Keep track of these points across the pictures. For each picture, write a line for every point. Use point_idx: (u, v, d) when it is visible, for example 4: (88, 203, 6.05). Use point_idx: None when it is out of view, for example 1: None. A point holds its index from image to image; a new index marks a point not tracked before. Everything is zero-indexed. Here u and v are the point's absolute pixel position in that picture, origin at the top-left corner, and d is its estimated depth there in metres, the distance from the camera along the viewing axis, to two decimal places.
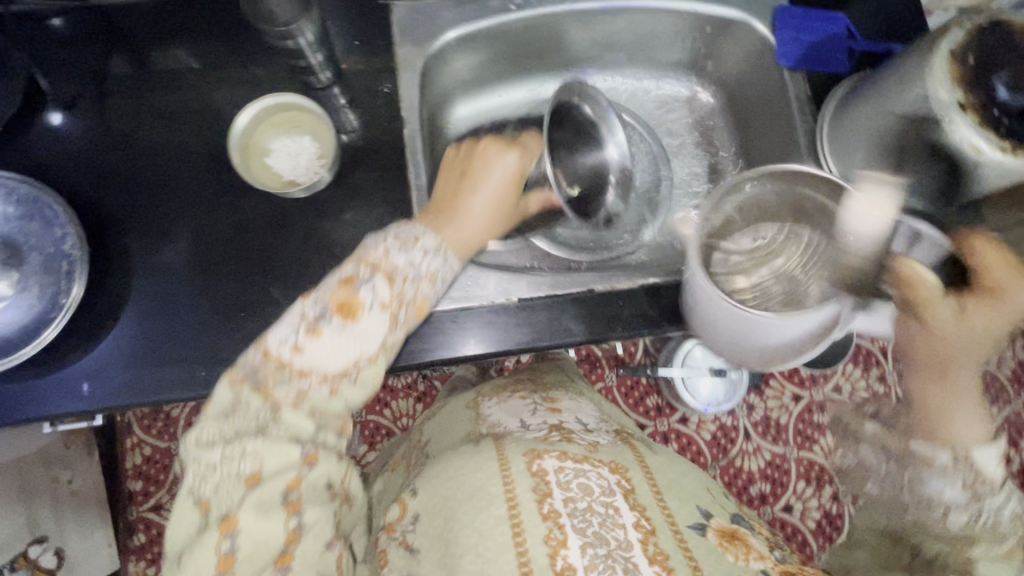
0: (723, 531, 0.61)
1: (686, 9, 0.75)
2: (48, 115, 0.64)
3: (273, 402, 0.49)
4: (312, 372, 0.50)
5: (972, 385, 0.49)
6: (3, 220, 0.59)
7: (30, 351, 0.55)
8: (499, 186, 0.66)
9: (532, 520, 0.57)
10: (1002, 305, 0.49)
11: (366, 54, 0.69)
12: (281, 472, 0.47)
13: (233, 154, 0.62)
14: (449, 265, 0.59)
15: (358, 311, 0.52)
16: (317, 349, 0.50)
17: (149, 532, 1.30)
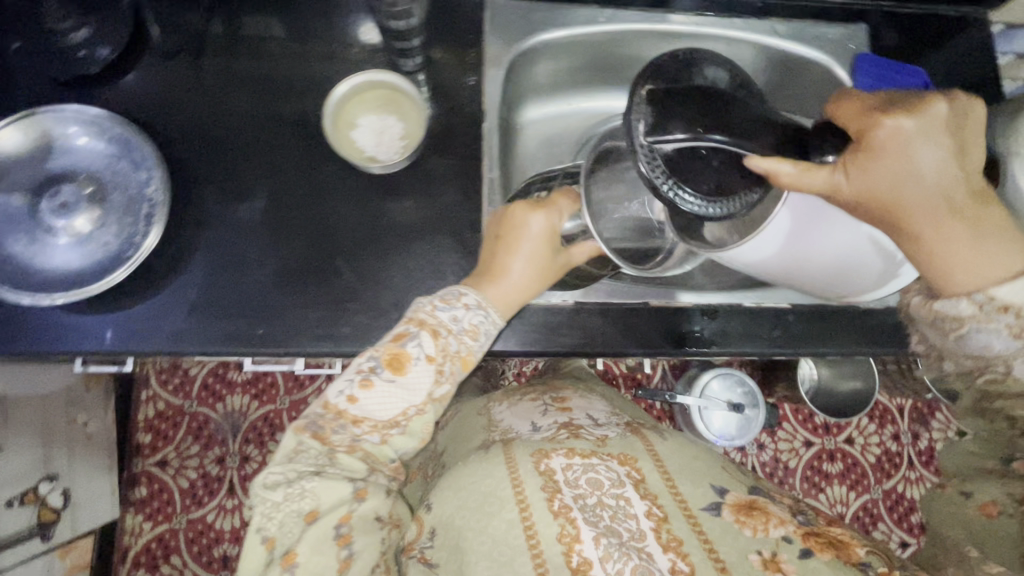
0: (740, 504, 0.59)
1: (768, 43, 0.76)
2: (148, 61, 0.67)
3: (330, 447, 0.54)
4: (366, 421, 0.56)
5: (952, 221, 0.45)
6: (94, 155, 0.61)
7: (101, 287, 0.56)
8: (537, 243, 0.61)
9: (546, 519, 0.57)
10: (902, 137, 0.44)
11: (457, 44, 0.70)
12: (336, 507, 0.53)
13: (325, 126, 0.63)
14: (492, 319, 0.60)
15: (406, 365, 0.56)
16: (368, 401, 0.55)
17: (152, 487, 1.31)
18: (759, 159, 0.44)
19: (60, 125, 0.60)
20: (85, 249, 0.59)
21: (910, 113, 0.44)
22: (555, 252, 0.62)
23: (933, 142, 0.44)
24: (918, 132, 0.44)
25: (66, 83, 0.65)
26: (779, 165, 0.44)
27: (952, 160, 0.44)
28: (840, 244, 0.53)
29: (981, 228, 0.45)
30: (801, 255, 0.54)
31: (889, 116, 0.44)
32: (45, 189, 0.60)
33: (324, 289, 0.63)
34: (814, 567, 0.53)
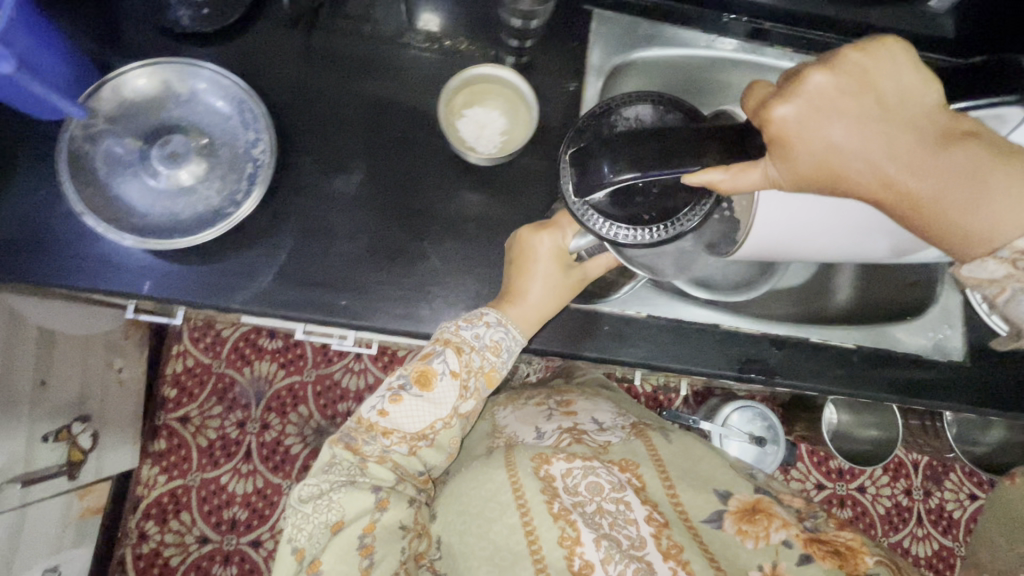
0: (743, 510, 0.59)
1: None
2: (265, 27, 0.68)
3: (359, 454, 0.59)
4: (395, 432, 0.59)
5: (915, 181, 0.41)
6: (211, 111, 0.62)
7: (196, 241, 0.58)
8: (549, 263, 0.61)
9: (547, 523, 0.59)
10: (808, 113, 0.40)
11: (561, 49, 0.72)
12: (360, 516, 0.58)
13: (441, 117, 0.64)
14: (514, 338, 0.61)
15: (433, 381, 0.58)
16: (398, 413, 0.59)
17: (171, 441, 1.32)
18: (697, 176, 0.42)
19: (183, 77, 0.62)
20: (187, 201, 0.61)
21: (801, 87, 0.40)
22: (567, 268, 0.62)
23: (848, 110, 0.40)
24: (823, 100, 0.40)
25: (188, 37, 0.66)
26: (711, 175, 0.42)
27: (878, 120, 0.40)
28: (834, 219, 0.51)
29: (966, 177, 0.40)
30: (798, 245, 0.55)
31: (780, 103, 0.40)
32: (157, 137, 0.61)
33: (407, 268, 0.64)
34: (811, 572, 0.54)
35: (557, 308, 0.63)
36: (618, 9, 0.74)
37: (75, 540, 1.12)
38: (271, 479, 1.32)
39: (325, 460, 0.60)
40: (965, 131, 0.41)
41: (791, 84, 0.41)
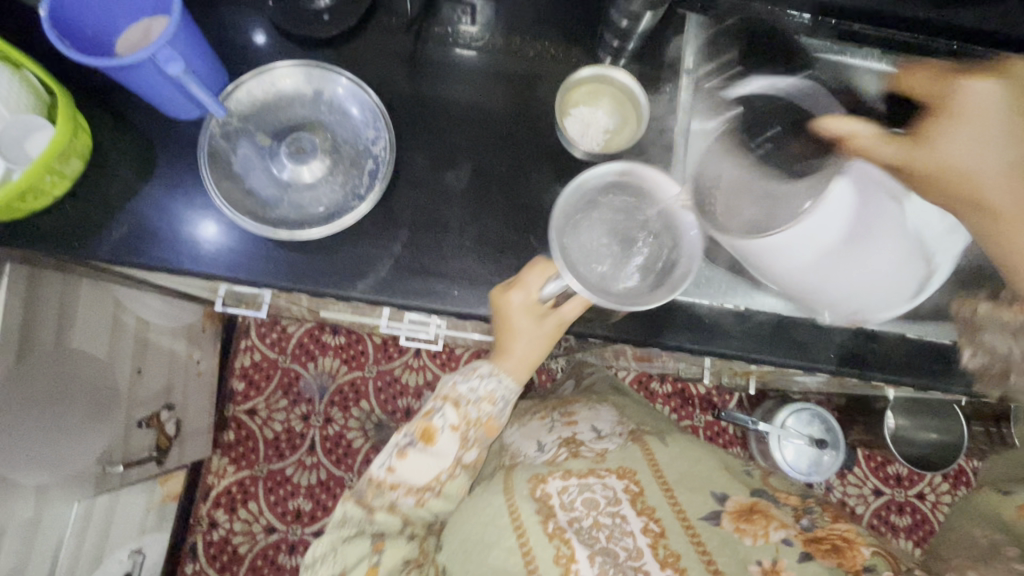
0: (740, 511, 0.65)
1: None
2: (375, 28, 0.71)
3: (366, 507, 0.68)
4: (403, 485, 0.66)
5: (1000, 194, 0.51)
6: (333, 110, 0.66)
7: (314, 233, 0.62)
8: (525, 317, 0.63)
9: (543, 544, 0.64)
10: (971, 117, 0.52)
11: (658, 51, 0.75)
12: (359, 563, 0.66)
13: (558, 117, 0.69)
14: (506, 385, 0.66)
15: (434, 436, 0.66)
16: (404, 467, 0.66)
17: (239, 433, 1.36)
18: (843, 124, 0.54)
19: (309, 77, 0.65)
20: (312, 195, 0.65)
21: (961, 92, 0.54)
22: (542, 317, 0.63)
23: (982, 118, 0.52)
24: (989, 102, 0.52)
25: (307, 41, 0.70)
26: (847, 125, 0.54)
27: (998, 129, 0.51)
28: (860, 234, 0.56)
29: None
30: (832, 217, 0.57)
31: (971, 79, 0.54)
32: (286, 135, 0.65)
33: (513, 261, 0.67)
34: (812, 569, 0.58)
35: (543, 353, 0.66)
36: (712, 14, 0.77)
37: (155, 525, 1.17)
38: (334, 471, 1.36)
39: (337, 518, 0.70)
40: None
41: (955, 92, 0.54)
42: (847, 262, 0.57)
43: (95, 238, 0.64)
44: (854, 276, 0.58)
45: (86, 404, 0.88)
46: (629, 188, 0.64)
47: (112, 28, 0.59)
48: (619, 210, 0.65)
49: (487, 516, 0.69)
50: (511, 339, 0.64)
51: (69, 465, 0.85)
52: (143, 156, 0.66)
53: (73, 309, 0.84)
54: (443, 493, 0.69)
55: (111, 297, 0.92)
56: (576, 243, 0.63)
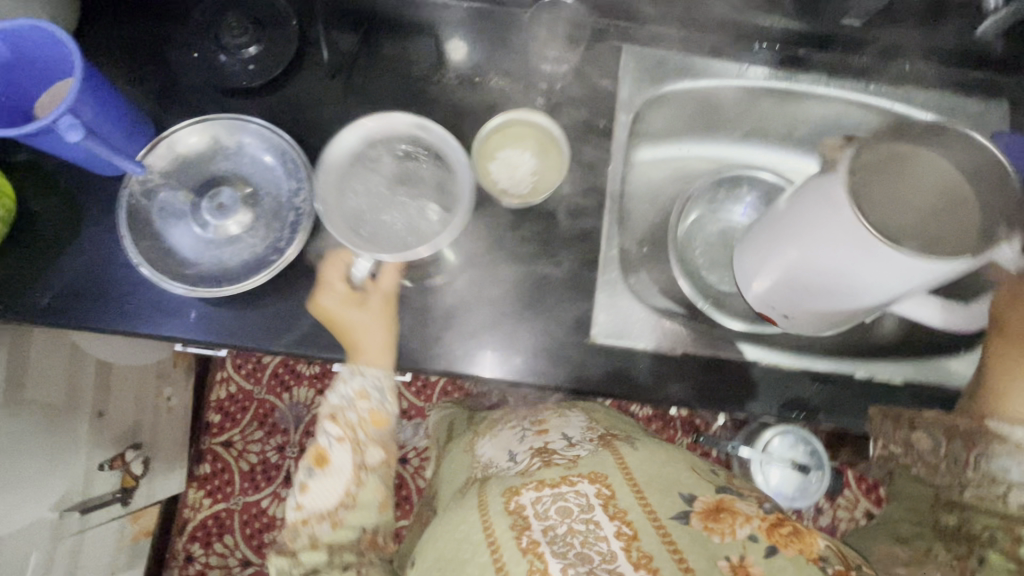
0: (706, 510, 0.55)
1: (899, 112, 0.75)
2: (301, 75, 0.71)
3: (292, 554, 0.59)
4: (314, 515, 0.60)
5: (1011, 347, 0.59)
6: (254, 162, 0.65)
7: (236, 290, 0.61)
8: (347, 306, 0.62)
9: (514, 560, 0.52)
10: None
11: (593, 86, 0.73)
12: None
13: (476, 162, 0.69)
14: (377, 377, 0.63)
15: (326, 453, 0.62)
16: (313, 491, 0.61)
17: (215, 465, 1.35)
18: None
19: (224, 131, 0.65)
20: (234, 250, 0.64)
21: None
22: (363, 299, 0.63)
23: None
24: None
25: (233, 90, 0.69)
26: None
27: None
28: (871, 276, 0.53)
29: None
30: (905, 272, 0.51)
31: None
32: (207, 190, 0.65)
33: (441, 311, 0.67)
34: (779, 566, 0.50)
35: (392, 330, 0.64)
36: (650, 44, 0.75)
37: (127, 562, 1.16)
38: None
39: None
40: None
41: None
42: (816, 259, 0.56)
43: (23, 300, 0.63)
44: (867, 302, 0.58)
45: (42, 452, 0.88)
46: (387, 143, 0.66)
47: (30, 98, 0.60)
48: (390, 164, 0.66)
49: (467, 530, 0.58)
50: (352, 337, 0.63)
51: (27, 512, 0.85)
52: (68, 216, 0.66)
53: (22, 359, 0.84)
54: (362, 500, 0.61)
55: (67, 343, 0.93)
56: (350, 206, 0.64)
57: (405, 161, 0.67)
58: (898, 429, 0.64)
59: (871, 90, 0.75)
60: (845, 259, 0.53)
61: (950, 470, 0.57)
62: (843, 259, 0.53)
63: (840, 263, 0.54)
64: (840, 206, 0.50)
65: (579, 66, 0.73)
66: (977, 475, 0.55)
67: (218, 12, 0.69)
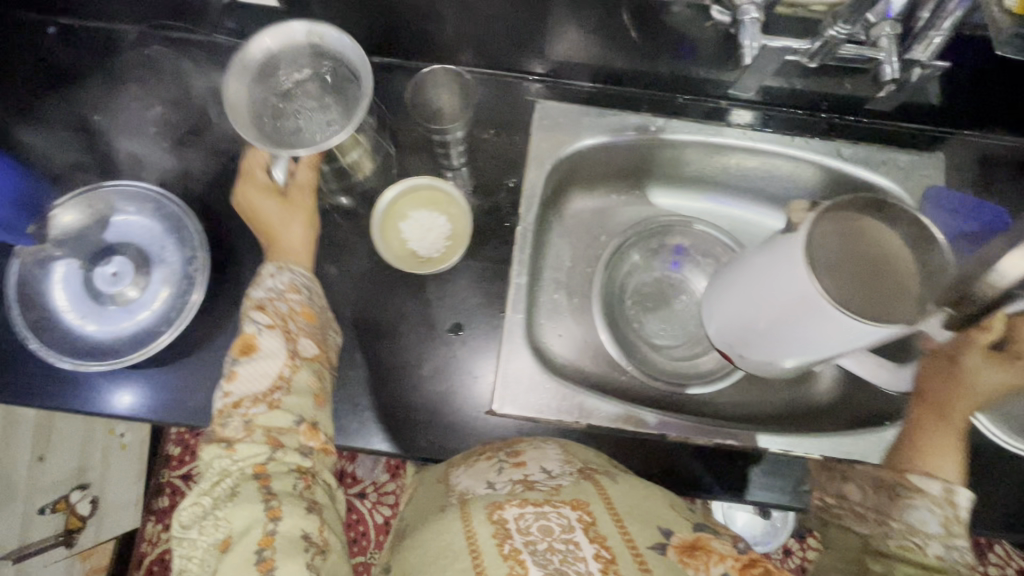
0: (684, 546, 0.46)
1: (829, 165, 0.71)
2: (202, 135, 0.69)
3: (224, 442, 0.49)
4: (245, 397, 0.51)
5: (937, 424, 0.59)
6: (148, 231, 0.65)
7: (118, 364, 0.60)
8: (271, 196, 0.64)
9: (493, 568, 0.43)
10: (991, 379, 0.60)
11: (501, 144, 0.73)
12: (248, 530, 0.45)
13: (374, 219, 0.67)
14: (298, 275, 0.60)
15: (253, 341, 0.53)
16: (243, 378, 0.52)
17: None
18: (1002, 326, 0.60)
19: (119, 199, 0.65)
20: (125, 321, 0.63)
21: (997, 364, 0.60)
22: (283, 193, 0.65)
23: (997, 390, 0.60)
24: (1001, 371, 0.59)
25: (135, 153, 0.69)
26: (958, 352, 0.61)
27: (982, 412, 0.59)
28: (811, 334, 0.52)
29: (952, 424, 0.59)
30: (852, 332, 0.48)
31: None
32: (100, 259, 0.64)
33: (336, 380, 0.64)
34: None
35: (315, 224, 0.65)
36: (562, 99, 0.74)
37: None
38: None
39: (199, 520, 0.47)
40: (957, 421, 0.59)
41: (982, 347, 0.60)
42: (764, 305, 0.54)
43: None
44: (803, 356, 0.58)
45: None
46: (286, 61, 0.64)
47: None
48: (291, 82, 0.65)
49: (445, 540, 0.47)
50: (278, 227, 0.63)
51: None
52: None
53: None
54: (299, 390, 0.53)
55: None
56: (258, 112, 0.63)
57: (314, 83, 0.65)
58: (832, 481, 0.62)
59: (798, 144, 0.71)
60: (792, 314, 0.52)
61: (876, 521, 0.54)
62: (790, 314, 0.52)
63: (785, 313, 0.52)
64: (796, 262, 0.48)
65: (485, 127, 0.72)
66: (901, 526, 0.53)
67: (122, 75, 0.70)
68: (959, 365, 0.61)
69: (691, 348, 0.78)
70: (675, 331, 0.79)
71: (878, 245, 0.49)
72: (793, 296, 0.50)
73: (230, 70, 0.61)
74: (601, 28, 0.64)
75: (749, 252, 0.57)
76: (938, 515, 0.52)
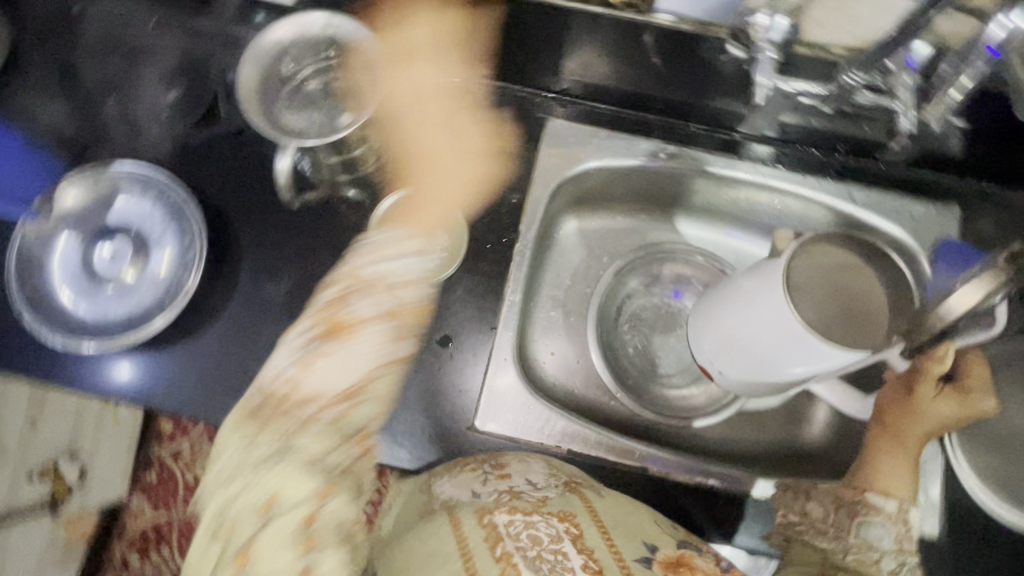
0: (668, 562, 0.47)
1: (839, 208, 0.70)
2: (211, 125, 0.70)
3: (292, 428, 0.46)
4: (321, 392, 0.48)
5: (890, 445, 0.62)
6: (149, 217, 0.66)
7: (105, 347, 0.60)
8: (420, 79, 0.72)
9: (485, 571, 0.43)
10: (946, 408, 0.61)
11: (508, 159, 0.72)
12: (296, 504, 0.40)
13: (370, 225, 0.66)
14: (429, 264, 0.58)
15: (348, 326, 0.51)
16: (323, 368, 0.49)
17: (162, 474, 1.24)
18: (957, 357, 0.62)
19: (124, 183, 0.66)
20: (119, 303, 0.64)
21: (952, 393, 0.61)
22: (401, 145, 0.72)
23: (950, 419, 0.61)
24: (955, 401, 0.61)
25: (144, 138, 0.69)
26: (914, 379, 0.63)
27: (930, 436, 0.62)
28: (781, 362, 0.55)
29: (907, 449, 0.61)
30: (817, 358, 0.52)
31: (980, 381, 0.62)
32: (101, 241, 0.65)
33: None
34: None
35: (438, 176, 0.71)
36: (572, 118, 0.73)
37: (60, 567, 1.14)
38: None
39: (230, 497, 0.42)
40: (908, 443, 0.61)
41: (935, 375, 0.62)
42: (737, 334, 0.57)
43: None
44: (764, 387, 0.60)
45: None
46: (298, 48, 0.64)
47: None
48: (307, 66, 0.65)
49: (432, 544, 0.47)
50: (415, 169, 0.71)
51: None
52: None
53: None
54: (367, 398, 0.49)
55: None
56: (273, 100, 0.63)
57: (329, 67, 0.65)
58: (796, 498, 0.62)
59: (809, 183, 0.70)
60: (763, 342, 0.54)
61: (836, 537, 0.57)
62: (760, 342, 0.55)
63: (760, 341, 0.55)
64: (774, 286, 0.52)
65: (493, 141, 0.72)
66: (858, 542, 0.56)
67: (141, 58, 0.71)
68: (914, 392, 0.63)
69: (686, 382, 0.76)
70: (669, 361, 0.77)
71: (843, 280, 0.55)
72: (768, 323, 0.53)
73: (244, 57, 0.61)
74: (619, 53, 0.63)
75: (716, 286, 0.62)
76: (892, 532, 0.56)
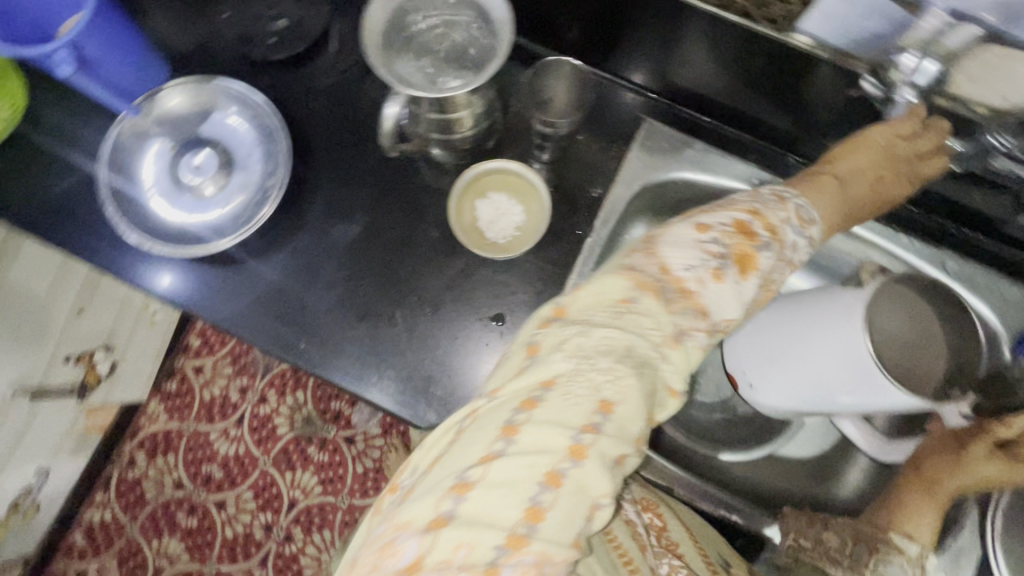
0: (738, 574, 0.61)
1: (925, 267, 0.67)
2: (314, 59, 0.70)
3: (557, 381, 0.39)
4: (710, 313, 0.43)
5: (919, 490, 0.58)
6: (239, 136, 0.67)
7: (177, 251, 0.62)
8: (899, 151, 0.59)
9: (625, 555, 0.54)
10: (1002, 471, 0.55)
11: (596, 152, 0.71)
12: (608, 442, 0.38)
13: (456, 187, 0.67)
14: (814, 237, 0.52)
15: (749, 265, 0.45)
16: (719, 292, 0.44)
17: (181, 385, 1.29)
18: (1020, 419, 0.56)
19: (223, 98, 0.67)
20: (196, 212, 0.65)
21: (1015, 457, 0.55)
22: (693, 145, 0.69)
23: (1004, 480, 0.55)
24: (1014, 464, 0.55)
25: (248, 59, 0.70)
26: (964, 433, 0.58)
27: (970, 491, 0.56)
28: (835, 391, 0.53)
29: (938, 499, 0.57)
30: (867, 393, 0.51)
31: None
32: (190, 149, 0.66)
33: (369, 331, 0.65)
34: None
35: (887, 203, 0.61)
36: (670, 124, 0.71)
37: (74, 450, 1.18)
38: (252, 450, 1.27)
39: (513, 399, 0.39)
40: (941, 492, 0.57)
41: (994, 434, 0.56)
42: (795, 353, 0.55)
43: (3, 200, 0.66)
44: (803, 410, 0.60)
45: None
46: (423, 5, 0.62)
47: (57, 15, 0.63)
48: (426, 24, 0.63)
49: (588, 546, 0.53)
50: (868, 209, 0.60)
51: None
52: (61, 138, 0.69)
53: None
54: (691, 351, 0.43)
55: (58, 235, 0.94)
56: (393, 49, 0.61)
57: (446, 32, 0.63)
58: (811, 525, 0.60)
59: (898, 236, 0.68)
60: (822, 367, 0.53)
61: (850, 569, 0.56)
62: (820, 368, 0.53)
63: (817, 366, 0.54)
64: (851, 317, 0.50)
65: (586, 131, 0.71)
66: None
67: None
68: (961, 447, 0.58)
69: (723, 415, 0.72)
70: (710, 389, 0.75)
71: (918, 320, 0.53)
72: (833, 348, 0.52)
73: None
74: (742, 70, 0.60)
75: (787, 295, 0.59)
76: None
